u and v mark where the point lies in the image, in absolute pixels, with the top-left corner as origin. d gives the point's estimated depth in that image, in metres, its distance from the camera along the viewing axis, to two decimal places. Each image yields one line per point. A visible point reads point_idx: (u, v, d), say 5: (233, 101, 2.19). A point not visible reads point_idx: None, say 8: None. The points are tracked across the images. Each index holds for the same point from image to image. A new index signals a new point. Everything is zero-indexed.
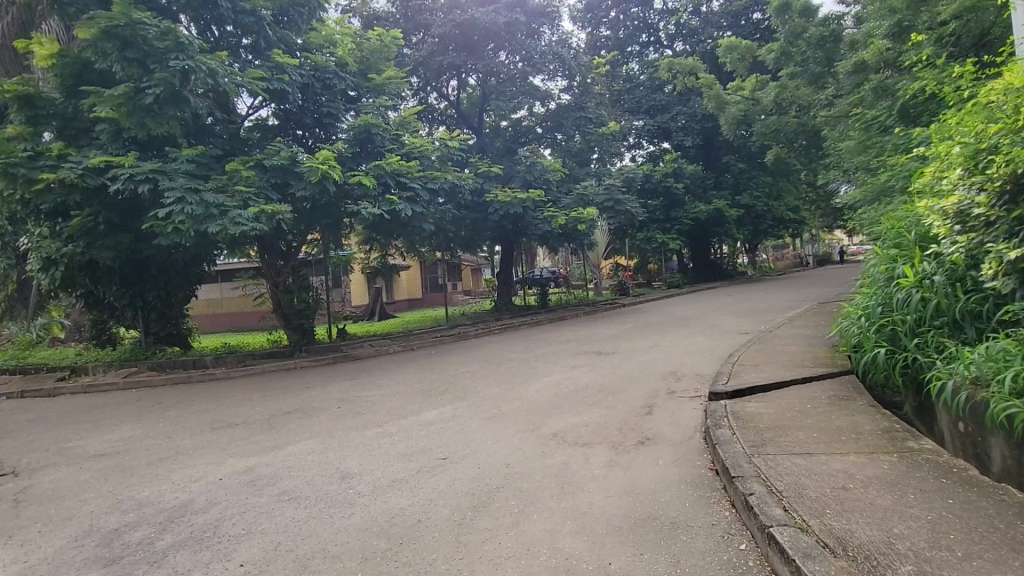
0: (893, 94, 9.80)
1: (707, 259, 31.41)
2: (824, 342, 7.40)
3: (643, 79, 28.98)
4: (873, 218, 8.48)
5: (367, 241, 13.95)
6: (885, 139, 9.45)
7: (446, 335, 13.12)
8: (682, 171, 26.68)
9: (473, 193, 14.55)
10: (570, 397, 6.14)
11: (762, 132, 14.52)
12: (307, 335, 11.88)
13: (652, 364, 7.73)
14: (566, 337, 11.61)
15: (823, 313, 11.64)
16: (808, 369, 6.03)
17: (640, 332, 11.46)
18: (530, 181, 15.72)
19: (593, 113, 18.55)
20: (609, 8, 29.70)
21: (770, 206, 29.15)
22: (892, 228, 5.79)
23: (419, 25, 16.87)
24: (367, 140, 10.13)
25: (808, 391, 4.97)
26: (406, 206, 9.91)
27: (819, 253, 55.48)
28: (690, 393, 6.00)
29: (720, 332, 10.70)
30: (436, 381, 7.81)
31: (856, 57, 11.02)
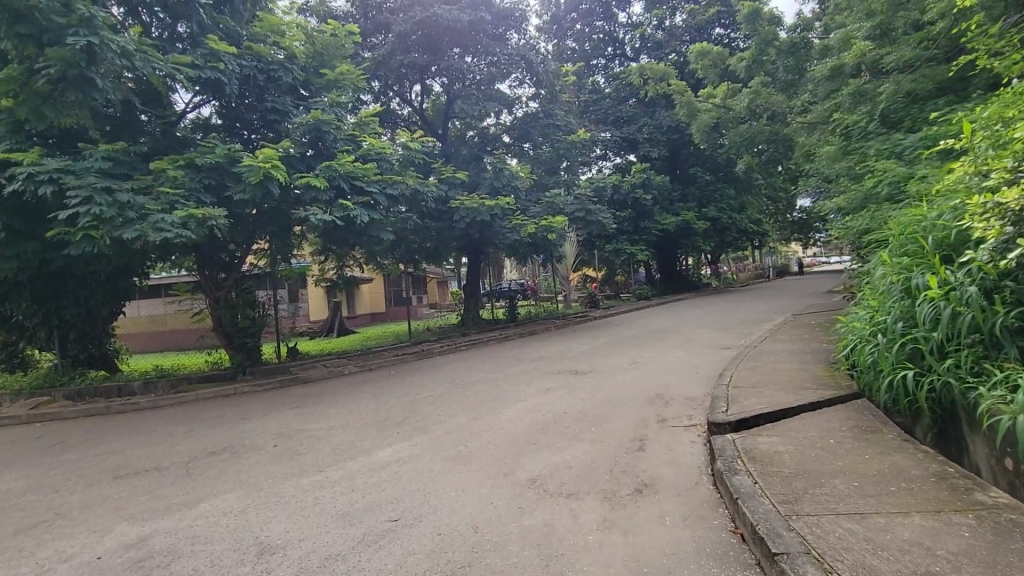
0: (872, 100, 9.53)
1: (675, 271, 31.37)
2: (818, 360, 6.82)
3: (609, 92, 28.95)
4: (864, 226, 8.06)
5: (322, 251, 12.88)
6: (866, 145, 9.15)
7: (408, 353, 12.12)
8: (650, 182, 26.49)
9: (437, 201, 13.71)
10: (548, 429, 5.31)
11: (735, 140, 14.19)
12: (252, 356, 10.69)
13: (635, 385, 7.00)
14: (538, 354, 10.81)
15: (801, 326, 11.24)
16: (813, 391, 5.39)
17: (616, 348, 10.78)
18: (498, 189, 14.98)
19: (561, 121, 18.06)
20: (574, 20, 29.61)
21: (736, 218, 29.32)
22: (901, 234, 5.28)
23: (380, 25, 16.01)
24: (319, 139, 9.15)
25: (824, 421, 4.30)
26: (361, 211, 8.96)
27: (778, 265, 56.87)
28: (684, 421, 5.27)
29: (701, 347, 10.11)
30: (393, 409, 6.85)
31: (829, 63, 10.93)
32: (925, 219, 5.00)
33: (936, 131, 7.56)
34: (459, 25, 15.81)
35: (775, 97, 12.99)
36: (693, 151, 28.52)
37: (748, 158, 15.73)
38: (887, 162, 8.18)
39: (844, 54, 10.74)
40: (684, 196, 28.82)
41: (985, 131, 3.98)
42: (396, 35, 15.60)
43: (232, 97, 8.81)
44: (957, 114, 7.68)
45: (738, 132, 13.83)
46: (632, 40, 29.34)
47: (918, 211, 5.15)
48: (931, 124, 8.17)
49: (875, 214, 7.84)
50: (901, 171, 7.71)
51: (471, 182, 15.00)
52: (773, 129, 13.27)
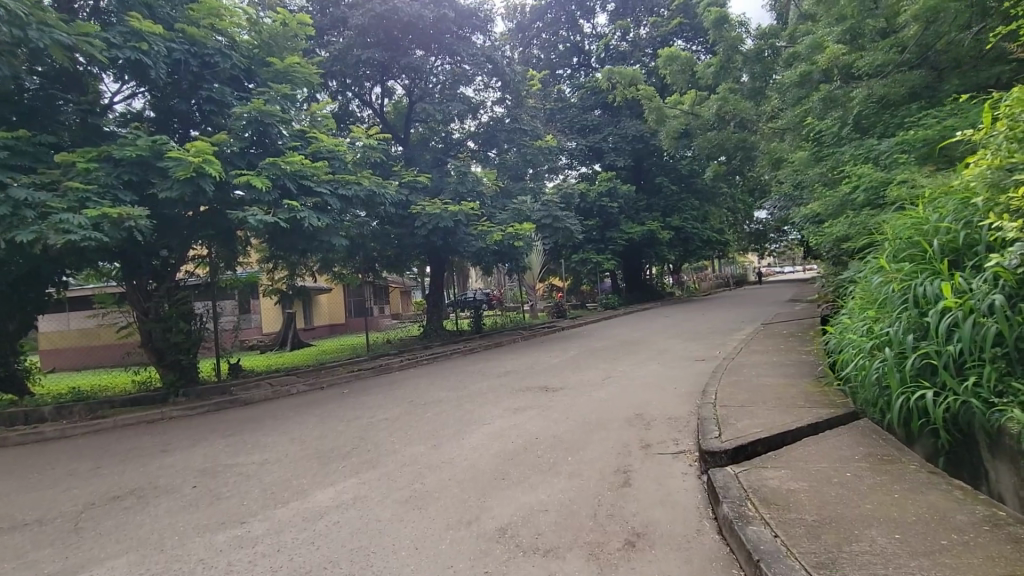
0: (844, 105, 9.37)
1: (640, 280, 31.34)
2: (804, 374, 6.39)
3: (575, 100, 28.85)
4: (848, 233, 7.73)
5: (270, 259, 11.89)
6: (839, 150, 8.95)
7: (365, 368, 11.21)
8: (616, 191, 26.37)
9: (397, 205, 12.91)
10: (518, 459, 4.64)
11: (704, 147, 13.99)
12: (187, 375, 9.58)
13: (613, 404, 6.39)
14: (505, 369, 10.11)
15: (774, 336, 10.97)
16: (809, 410, 4.90)
17: (588, 361, 10.20)
18: (461, 194, 14.30)
19: (528, 125, 17.60)
20: (540, 28, 29.47)
21: (699, 227, 29.55)
22: (896, 236, 4.90)
23: (337, 21, 15.18)
24: (262, 133, 8.24)
25: (835, 449, 3.77)
26: (310, 214, 8.10)
27: (736, 275, 58.28)
28: (671, 447, 4.69)
29: (676, 359, 9.62)
30: (341, 436, 6.02)
31: (798, 69, 10.83)
32: (926, 221, 4.62)
33: (915, 134, 7.32)
34: (420, 22, 15.20)
35: (743, 104, 12.87)
36: (657, 161, 28.63)
37: (716, 165, 15.60)
38: (864, 167, 7.95)
39: (813, 60, 10.62)
40: (649, 205, 28.84)
41: (1003, 121, 3.57)
42: (353, 29, 14.80)
43: (161, 83, 7.85)
44: (936, 118, 7.48)
45: (707, 139, 13.62)
46: (597, 50, 29.41)
47: (915, 212, 4.77)
48: (906, 128, 7.98)
49: (857, 220, 7.54)
50: (883, 176, 7.44)
51: (433, 186, 14.27)
52: (741, 136, 13.13)
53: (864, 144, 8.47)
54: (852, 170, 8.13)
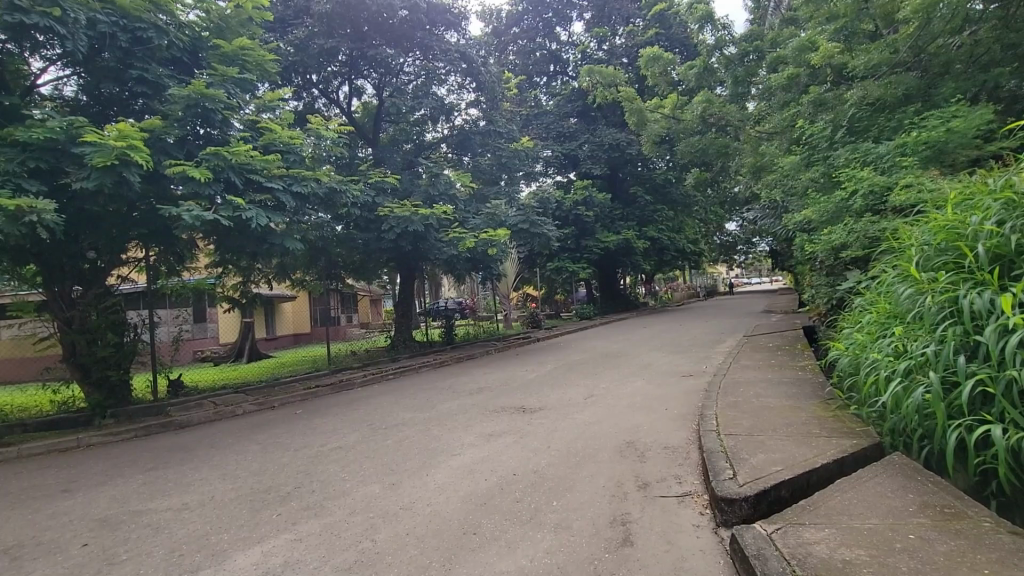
0: (835, 108, 8.94)
1: (616, 290, 30.92)
2: (808, 396, 5.79)
3: (551, 107, 28.41)
4: (848, 242, 7.22)
5: (220, 263, 10.82)
6: (832, 154, 8.49)
7: (323, 384, 10.20)
8: (592, 200, 25.46)
9: (362, 207, 12.01)
10: (492, 505, 3.85)
11: (686, 153, 13.51)
12: (116, 393, 8.44)
13: (601, 431, 5.64)
14: (478, 386, 9.26)
15: (760, 350, 10.45)
16: (830, 441, 4.25)
17: (568, 376, 9.44)
18: (432, 198, 13.44)
19: (503, 127, 16.93)
20: (516, 34, 29.00)
21: (674, 237, 29.30)
22: (924, 240, 4.33)
23: (300, 10, 14.28)
24: (202, 118, 7.25)
25: (880, 496, 3.10)
26: (257, 212, 7.16)
27: (707, 286, 58.79)
28: (673, 487, 3.98)
29: (663, 374, 8.95)
30: (283, 471, 5.11)
31: (785, 71, 10.46)
32: (963, 224, 4.05)
33: (918, 137, 6.91)
34: (388, 13, 14.50)
35: (727, 108, 12.44)
36: (633, 169, 28.34)
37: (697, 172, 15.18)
38: (861, 171, 7.52)
39: (801, 63, 10.27)
40: (625, 214, 28.46)
41: None
42: (316, 17, 13.92)
43: (82, 59, 6.85)
44: (938, 120, 7.08)
45: (690, 144, 13.14)
46: (573, 58, 29.08)
47: (946, 214, 4.22)
48: (904, 131, 7.57)
49: (857, 228, 7.05)
50: (886, 180, 6.98)
51: (402, 187, 13.40)
52: (724, 142, 12.71)
53: (860, 147, 8.03)
54: (849, 175, 7.70)
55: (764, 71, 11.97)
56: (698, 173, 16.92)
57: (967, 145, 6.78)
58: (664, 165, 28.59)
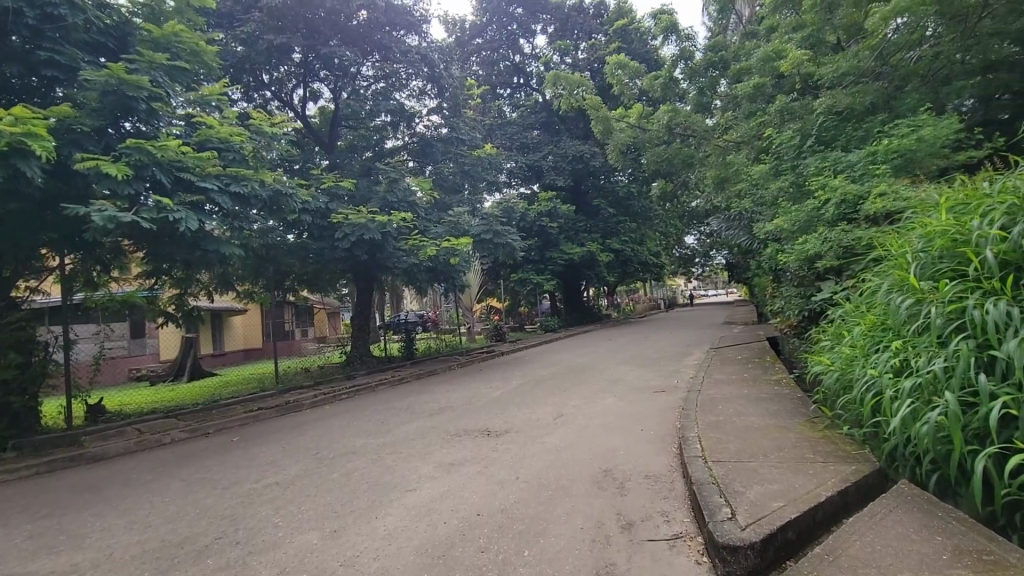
0: (803, 117, 8.86)
1: (579, 302, 30.70)
2: (792, 415, 5.43)
3: (514, 118, 28.20)
4: (822, 252, 6.99)
5: (152, 274, 9.81)
6: (801, 163, 8.34)
7: (268, 405, 9.30)
8: (556, 212, 25.39)
9: (314, 213, 11.22)
10: (452, 558, 3.22)
11: (652, 163, 13.33)
12: (19, 422, 7.34)
13: (574, 458, 5.10)
14: (438, 405, 8.60)
15: (730, 363, 10.20)
16: (828, 467, 3.85)
17: (535, 394, 8.91)
18: (391, 204, 12.69)
19: (466, 135, 16.50)
20: (479, 45, 28.78)
21: (637, 250, 29.35)
22: (920, 247, 4.04)
23: (249, 6, 13.49)
24: (124, 109, 6.45)
25: (904, 540, 2.71)
26: (187, 215, 6.37)
27: (667, 298, 59.77)
28: (661, 528, 3.46)
29: (634, 390, 8.52)
30: (205, 517, 4.32)
31: (751, 81, 10.39)
32: (964, 228, 3.77)
33: (890, 145, 6.80)
34: (344, 12, 13.93)
35: (693, 118, 12.30)
36: (596, 182, 28.38)
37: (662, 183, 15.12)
38: (833, 179, 7.37)
39: (767, 73, 10.24)
40: (589, 226, 28.37)
41: None
42: (266, 12, 13.14)
43: None
44: (907, 128, 6.98)
45: (656, 154, 12.97)
46: (537, 70, 29.01)
47: (944, 219, 3.95)
48: (872, 140, 7.48)
49: (830, 237, 6.84)
50: (859, 189, 6.81)
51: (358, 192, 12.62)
52: (689, 152, 12.59)
53: (828, 156, 7.92)
54: (820, 183, 7.55)
55: (728, 82, 11.94)
56: (662, 184, 16.87)
57: (936, 153, 6.70)
58: (626, 178, 28.76)
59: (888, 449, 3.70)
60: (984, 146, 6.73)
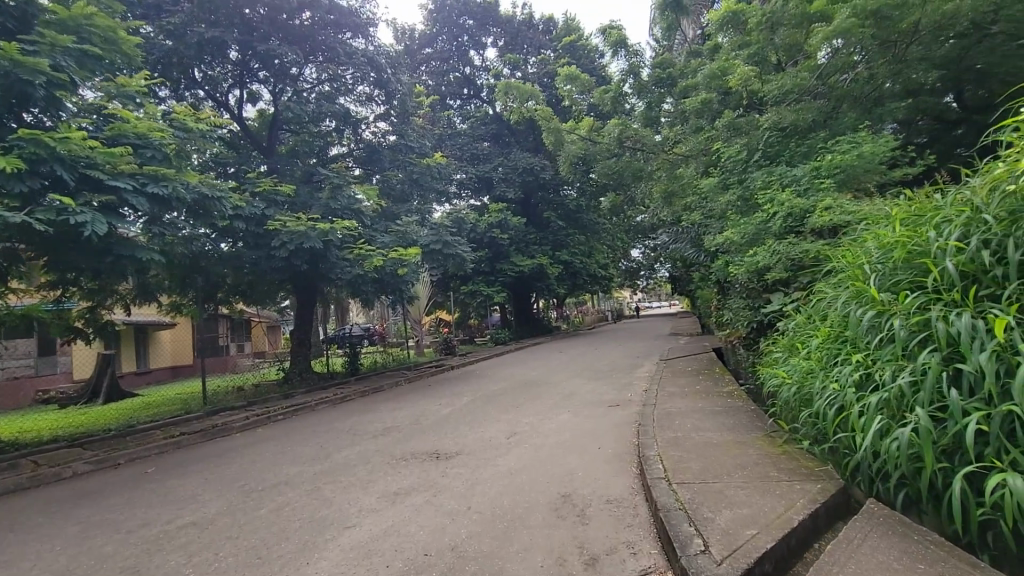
0: (749, 132, 9.03)
1: (530, 314, 30.56)
2: (750, 429, 5.33)
3: (464, 129, 27.99)
4: (771, 265, 7.03)
5: (57, 284, 8.76)
6: (748, 177, 8.42)
7: (192, 430, 8.44)
8: (507, 223, 25.23)
9: (249, 220, 10.44)
10: None
11: (603, 175, 13.35)
12: None
13: (530, 482, 4.76)
14: (384, 426, 8.05)
15: (682, 375, 10.20)
16: (795, 486, 3.71)
17: (487, 410, 8.52)
18: (335, 211, 11.90)
19: (415, 142, 16.19)
20: (428, 55, 28.42)
21: (586, 262, 29.58)
22: (879, 259, 4.02)
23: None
24: (20, 96, 5.81)
25: (887, 570, 2.57)
26: (93, 218, 5.63)
27: (615, 310, 60.83)
28: (629, 562, 3.18)
29: (588, 405, 8.30)
30: (99, 571, 3.66)
31: (698, 96, 10.52)
32: (921, 239, 3.76)
33: (834, 160, 6.96)
34: (287, 13, 13.41)
35: (643, 131, 12.39)
36: (546, 194, 28.43)
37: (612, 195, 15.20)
38: (780, 192, 7.47)
39: (714, 90, 10.44)
40: (540, 238, 28.34)
41: None
42: (198, 5, 12.31)
43: None
44: (848, 145, 7.18)
45: (606, 166, 12.99)
46: (487, 82, 28.94)
47: (900, 232, 3.94)
48: (815, 156, 7.67)
49: (779, 249, 6.90)
50: (806, 203, 6.93)
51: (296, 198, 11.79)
52: (639, 165, 12.70)
53: (774, 170, 8.06)
54: (767, 196, 7.65)
55: (676, 97, 12.15)
56: (612, 197, 16.98)
57: (874, 169, 6.90)
58: (576, 192, 29.03)
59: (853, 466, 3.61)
60: (918, 164, 6.99)
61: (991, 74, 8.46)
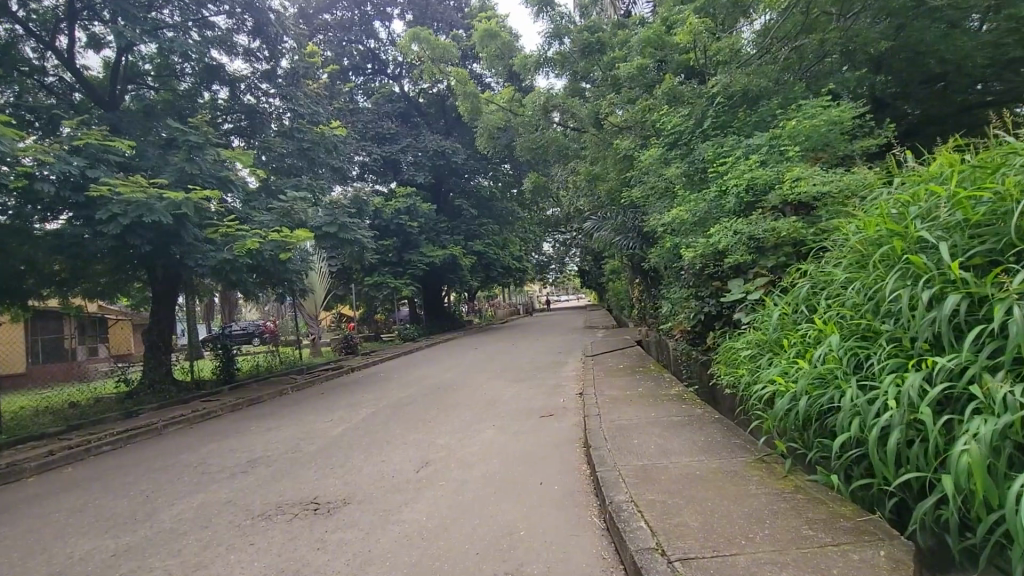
0: (691, 101, 7.97)
1: (440, 308, 28.68)
2: (732, 454, 4.13)
3: (368, 106, 25.51)
4: (729, 247, 5.97)
5: None
6: (693, 149, 7.38)
7: None
8: (416, 210, 23.24)
9: (63, 184, 7.78)
10: None
11: (526, 148, 11.89)
12: None
13: (452, 559, 3.18)
14: (248, 459, 6.06)
15: (616, 374, 9.06)
16: (853, 560, 2.51)
17: (390, 429, 6.78)
18: (191, 176, 9.14)
19: (305, 107, 13.83)
20: (326, 22, 25.52)
21: (501, 254, 28.14)
22: (937, 224, 2.96)
23: None
24: None
25: None
26: None
27: (526, 303, 60.46)
28: None
29: (515, 417, 6.84)
30: None
31: (633, 61, 9.44)
32: (1013, 195, 2.70)
33: (795, 127, 6.07)
34: None
35: (572, 101, 11.07)
36: (459, 181, 26.59)
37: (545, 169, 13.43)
38: (733, 165, 6.49)
39: (649, 58, 9.37)
40: (451, 228, 26.50)
41: None
42: None
43: None
44: (808, 109, 6.26)
45: (530, 140, 11.80)
46: (395, 57, 26.58)
47: (971, 187, 2.88)
48: (769, 124, 6.72)
49: (741, 228, 5.86)
50: (770, 175, 5.95)
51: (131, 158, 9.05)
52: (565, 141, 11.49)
53: (722, 140, 7.03)
54: (720, 169, 6.64)
55: (604, 68, 10.97)
56: (532, 178, 15.62)
57: (838, 139, 6.06)
58: (490, 180, 27.52)
59: (921, 520, 2.52)
60: (884, 135, 6.18)
61: (930, 55, 8.01)
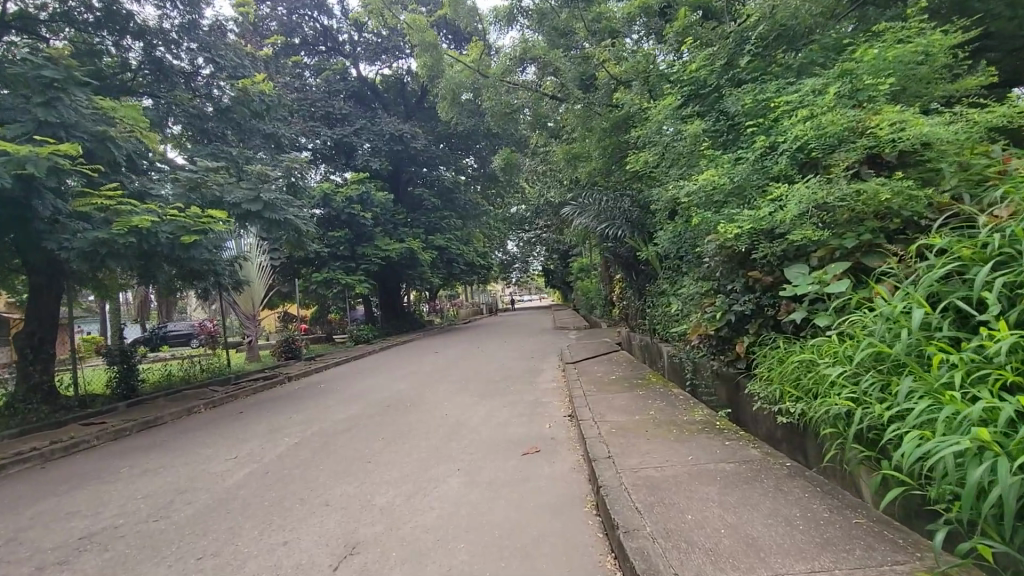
0: (713, 45, 6.34)
1: (398, 307, 26.42)
2: (880, 556, 2.39)
3: (317, 83, 22.98)
4: (790, 221, 4.19)
5: None
6: (722, 100, 5.73)
7: None
8: (370, 198, 21.07)
9: None
10: None
11: (499, 113, 10.59)
12: None
13: None
14: (83, 534, 3.97)
15: (612, 387, 7.35)
16: None
17: (310, 476, 4.79)
18: (51, 129, 6.81)
19: (230, 62, 11.56)
20: None
21: (464, 249, 25.90)
22: None
23: None
24: None
25: None
26: None
27: (489, 304, 58.52)
28: None
29: (487, 454, 5.00)
30: None
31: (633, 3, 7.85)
32: None
33: (874, 57, 4.54)
34: None
35: (555, 56, 9.29)
36: (417, 169, 24.38)
37: (560, 135, 10.33)
38: (785, 111, 4.81)
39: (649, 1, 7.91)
40: (410, 220, 24.28)
41: None
42: None
43: None
44: (885, 38, 4.74)
45: (502, 105, 10.46)
46: (350, 32, 24.20)
47: None
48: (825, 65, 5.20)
49: (810, 190, 4.12)
50: (849, 120, 4.27)
51: None
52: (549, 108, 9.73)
53: (762, 86, 5.41)
54: (770, 118, 4.96)
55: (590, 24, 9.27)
56: (502, 157, 13.70)
57: (925, 80, 4.61)
58: (453, 170, 25.42)
59: None
60: (979, 77, 4.74)
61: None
